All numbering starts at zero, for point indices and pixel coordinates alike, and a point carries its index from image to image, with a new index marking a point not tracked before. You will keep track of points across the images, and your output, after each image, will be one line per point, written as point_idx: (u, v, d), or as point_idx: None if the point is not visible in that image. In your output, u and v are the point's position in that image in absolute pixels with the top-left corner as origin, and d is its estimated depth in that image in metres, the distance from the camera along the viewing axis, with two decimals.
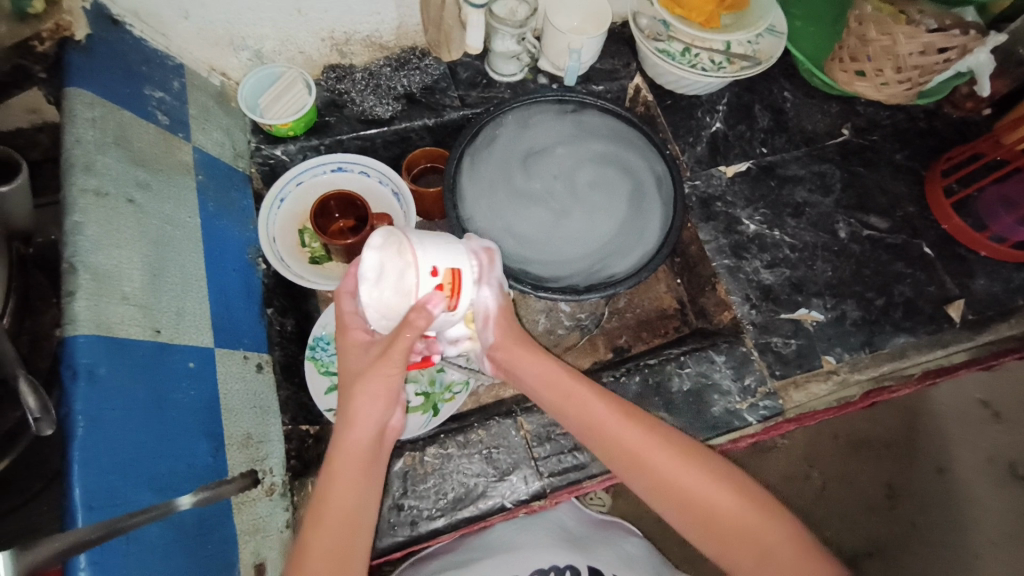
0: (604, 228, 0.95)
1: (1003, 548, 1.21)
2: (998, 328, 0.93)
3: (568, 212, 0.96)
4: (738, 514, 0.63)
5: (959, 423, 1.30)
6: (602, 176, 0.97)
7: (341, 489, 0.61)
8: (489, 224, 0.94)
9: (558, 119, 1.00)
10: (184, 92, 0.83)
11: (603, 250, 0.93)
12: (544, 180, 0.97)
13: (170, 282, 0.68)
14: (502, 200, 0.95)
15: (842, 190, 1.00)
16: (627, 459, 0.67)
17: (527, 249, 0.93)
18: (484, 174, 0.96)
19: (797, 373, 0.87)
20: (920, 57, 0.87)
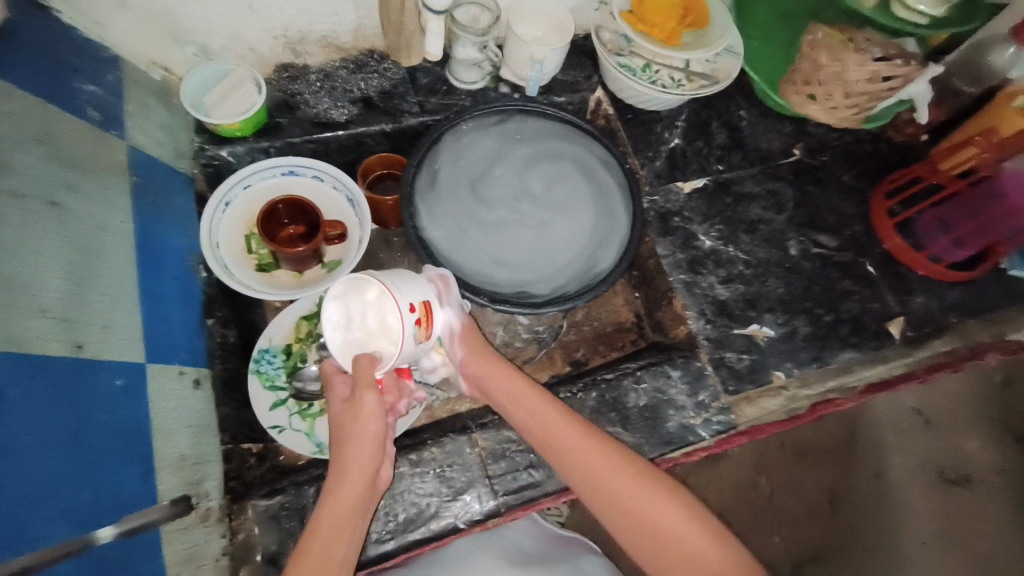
0: (578, 220, 0.95)
1: (933, 549, 1.29)
2: (933, 345, 0.97)
3: (545, 215, 0.95)
4: (685, 534, 0.64)
5: (896, 430, 1.37)
6: (556, 170, 0.97)
7: (326, 526, 0.60)
8: (476, 261, 0.91)
9: (490, 132, 0.98)
10: (120, 86, 0.78)
11: (588, 245, 0.93)
12: (504, 201, 0.95)
13: (97, 292, 0.62)
14: (471, 228, 0.93)
15: (793, 208, 1.03)
16: (583, 473, 0.68)
17: (525, 263, 0.93)
18: (442, 185, 0.94)
19: (749, 388, 0.89)
20: (867, 85, 0.92)
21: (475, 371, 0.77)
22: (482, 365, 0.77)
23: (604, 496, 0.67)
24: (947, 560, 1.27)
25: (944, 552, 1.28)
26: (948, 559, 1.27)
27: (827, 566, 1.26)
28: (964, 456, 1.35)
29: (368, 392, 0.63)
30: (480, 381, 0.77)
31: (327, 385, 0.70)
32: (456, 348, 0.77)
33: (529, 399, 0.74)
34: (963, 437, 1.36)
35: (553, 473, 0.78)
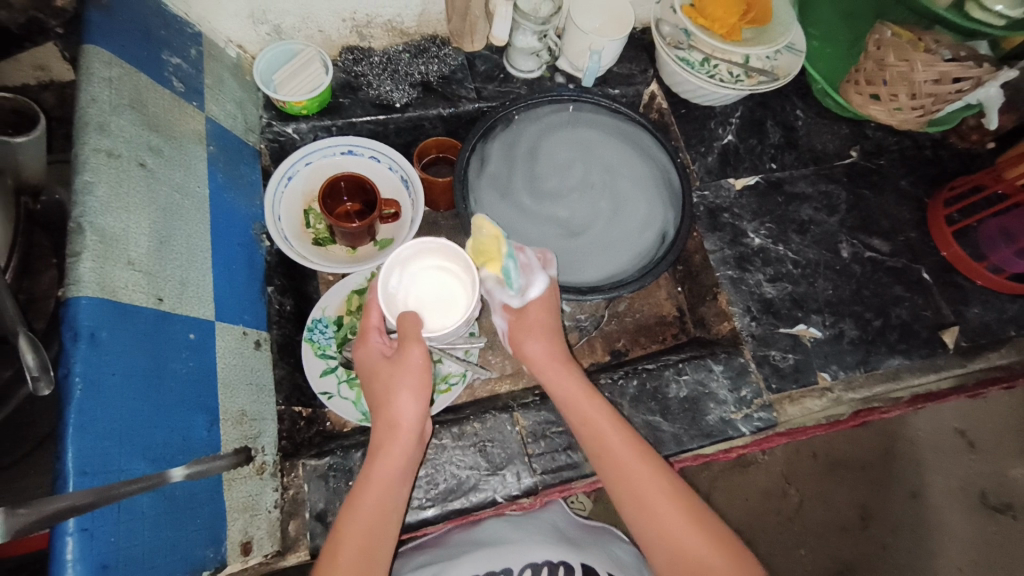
0: (625, 158, 0.98)
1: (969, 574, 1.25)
2: (989, 357, 0.94)
3: (604, 163, 0.98)
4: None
5: (937, 450, 1.33)
6: (554, 148, 0.98)
7: (378, 481, 0.63)
8: (628, 241, 0.93)
9: (499, 205, 0.94)
10: (200, 60, 0.82)
11: (636, 151, 0.98)
12: (570, 209, 0.96)
13: (176, 251, 0.67)
14: (602, 231, 0.94)
15: (847, 211, 1.01)
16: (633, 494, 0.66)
17: (636, 182, 0.97)
18: (549, 249, 0.93)
19: (792, 387, 0.88)
20: (934, 86, 0.88)
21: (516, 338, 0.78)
22: (536, 342, 0.77)
23: (647, 519, 0.65)
24: None
25: None
26: None
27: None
28: (1006, 483, 1.32)
29: (415, 345, 0.66)
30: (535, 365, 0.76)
31: (361, 343, 0.71)
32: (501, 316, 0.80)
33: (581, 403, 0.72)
34: (1005, 463, 1.33)
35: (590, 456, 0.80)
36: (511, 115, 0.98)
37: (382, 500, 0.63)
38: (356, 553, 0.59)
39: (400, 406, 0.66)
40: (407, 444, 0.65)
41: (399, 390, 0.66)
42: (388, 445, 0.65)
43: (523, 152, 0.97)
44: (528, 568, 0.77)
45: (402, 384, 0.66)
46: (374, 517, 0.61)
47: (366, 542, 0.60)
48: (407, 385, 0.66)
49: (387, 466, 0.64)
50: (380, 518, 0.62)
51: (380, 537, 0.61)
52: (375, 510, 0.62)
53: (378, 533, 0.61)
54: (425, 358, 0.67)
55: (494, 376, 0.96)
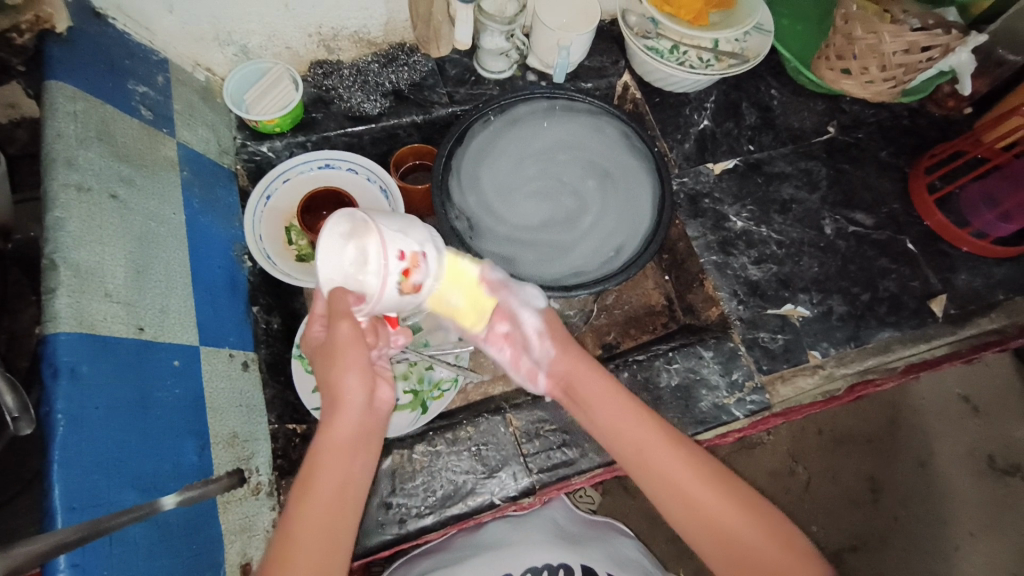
0: (537, 130, 1.00)
1: (981, 539, 1.25)
2: (979, 323, 0.94)
3: (533, 147, 0.99)
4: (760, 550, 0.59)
5: (942, 418, 1.33)
6: (499, 180, 0.97)
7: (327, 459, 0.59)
8: (620, 154, 0.98)
9: (576, 246, 0.93)
10: (168, 86, 0.83)
11: (527, 121, 1.00)
12: (575, 196, 0.97)
13: (154, 280, 0.67)
14: (602, 155, 0.98)
15: (828, 187, 1.02)
16: (656, 475, 0.65)
17: (567, 122, 1.00)
18: (614, 202, 0.96)
19: (784, 367, 0.88)
20: (903, 56, 0.88)
21: (564, 374, 0.74)
22: (570, 362, 0.74)
23: (690, 513, 0.62)
24: (996, 552, 1.24)
25: (994, 543, 1.25)
26: (997, 550, 1.24)
27: (870, 555, 1.23)
28: (1012, 445, 1.32)
29: (343, 322, 0.61)
30: (569, 386, 0.74)
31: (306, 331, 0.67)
32: (546, 345, 0.75)
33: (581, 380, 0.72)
34: (1010, 426, 1.33)
35: (585, 452, 0.80)
36: (485, 116, 0.98)
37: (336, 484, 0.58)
38: (311, 548, 0.54)
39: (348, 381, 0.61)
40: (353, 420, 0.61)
41: (340, 373, 0.61)
42: (336, 427, 0.60)
43: (515, 226, 0.94)
44: (527, 572, 0.78)
45: (343, 359, 0.61)
46: (328, 506, 0.57)
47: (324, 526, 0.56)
48: (347, 360, 0.61)
49: (335, 452, 0.59)
50: (337, 505, 0.57)
51: (340, 524, 0.56)
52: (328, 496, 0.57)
53: (335, 526, 0.56)
54: (355, 329, 0.61)
55: (487, 378, 0.96)
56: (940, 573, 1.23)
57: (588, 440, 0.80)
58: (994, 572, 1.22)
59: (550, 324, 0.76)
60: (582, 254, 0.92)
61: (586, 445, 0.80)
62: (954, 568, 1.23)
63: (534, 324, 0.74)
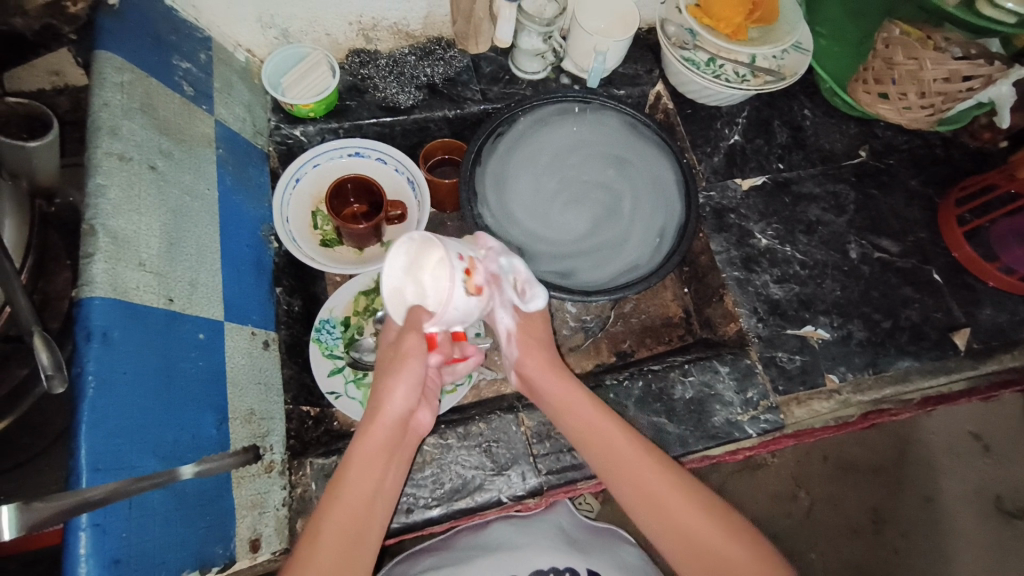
0: (538, 139, 1.00)
1: None
2: (1001, 359, 0.93)
3: (551, 150, 1.00)
4: (733, 561, 0.62)
5: (950, 453, 1.32)
6: (529, 194, 0.97)
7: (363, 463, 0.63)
8: (634, 145, 1.00)
9: (631, 239, 0.95)
10: (210, 65, 0.84)
11: (535, 126, 1.00)
12: (603, 194, 0.98)
13: (186, 252, 0.68)
14: (616, 143, 1.01)
15: (855, 211, 1.01)
16: (622, 477, 0.68)
17: (569, 120, 1.01)
18: (645, 185, 0.98)
19: (800, 389, 0.87)
20: (944, 84, 0.86)
21: (530, 371, 0.76)
22: (540, 364, 0.76)
23: (659, 517, 0.65)
24: None
25: None
26: None
27: None
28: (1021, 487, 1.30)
29: (411, 337, 0.62)
30: (531, 381, 0.76)
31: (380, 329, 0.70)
32: (514, 346, 0.76)
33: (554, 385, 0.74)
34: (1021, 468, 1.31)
35: None
36: (516, 117, 0.99)
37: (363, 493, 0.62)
38: (338, 542, 0.59)
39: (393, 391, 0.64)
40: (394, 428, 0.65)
41: (394, 381, 0.64)
42: (377, 432, 0.64)
43: (563, 238, 0.95)
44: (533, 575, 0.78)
45: (402, 370, 0.64)
46: (358, 507, 0.62)
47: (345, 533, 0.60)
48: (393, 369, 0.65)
49: (373, 462, 0.63)
50: (366, 506, 0.62)
51: (363, 535, 0.61)
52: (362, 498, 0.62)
53: (361, 526, 0.61)
54: (423, 342, 0.63)
55: (500, 377, 0.96)
56: None
57: None
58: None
59: (530, 325, 0.77)
60: (638, 243, 0.94)
61: None
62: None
63: (508, 325, 0.74)
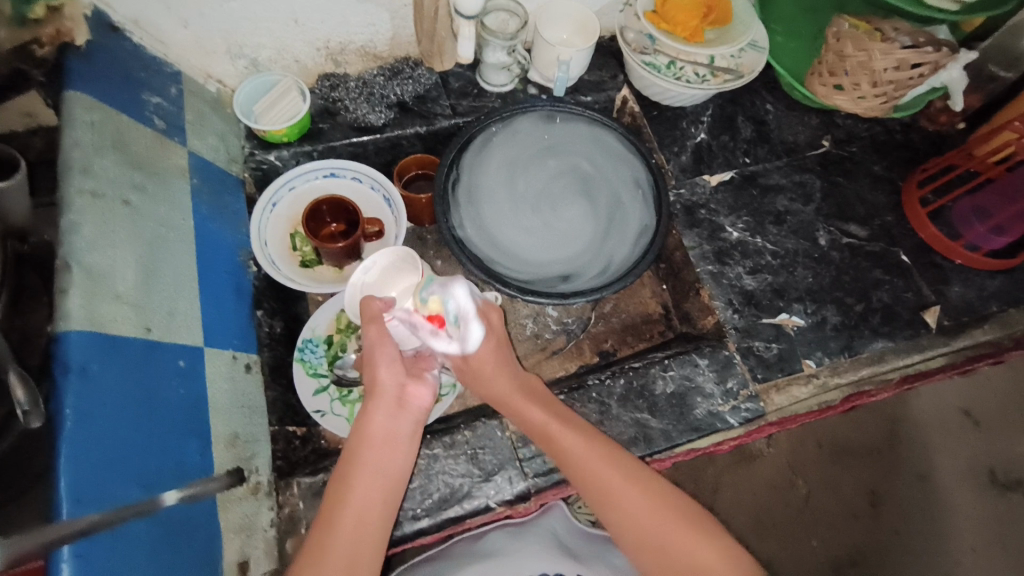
0: (484, 184, 1.00)
1: (982, 555, 1.25)
2: (973, 334, 0.96)
3: (503, 174, 1.01)
4: (690, 553, 0.66)
5: (941, 430, 1.34)
6: (511, 217, 0.99)
7: (368, 440, 0.69)
8: (574, 137, 1.04)
9: (632, 206, 1.00)
10: (181, 97, 0.86)
11: (470, 162, 1.01)
12: (571, 190, 1.02)
13: (162, 283, 0.69)
14: (555, 134, 1.04)
15: (822, 199, 1.04)
16: (582, 473, 0.71)
17: (493, 148, 1.02)
18: (607, 154, 1.03)
19: (778, 376, 0.89)
20: (895, 73, 0.90)
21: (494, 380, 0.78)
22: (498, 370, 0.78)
23: (615, 512, 0.69)
24: (996, 567, 1.24)
25: (994, 560, 1.25)
26: (998, 566, 1.24)
27: (870, 568, 1.23)
28: (1015, 461, 1.32)
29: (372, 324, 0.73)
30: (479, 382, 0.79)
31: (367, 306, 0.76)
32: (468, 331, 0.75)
33: (524, 405, 0.76)
34: (1013, 442, 1.34)
35: None
36: (483, 130, 1.02)
37: (372, 474, 0.68)
38: (346, 536, 0.63)
39: (381, 374, 0.72)
40: (381, 405, 0.71)
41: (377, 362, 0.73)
42: (371, 408, 0.71)
43: (573, 240, 0.99)
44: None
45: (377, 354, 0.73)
46: (371, 492, 0.66)
47: (354, 530, 0.64)
48: (382, 358, 0.72)
49: (370, 440, 0.69)
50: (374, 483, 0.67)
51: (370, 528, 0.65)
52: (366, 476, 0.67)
53: (365, 518, 0.65)
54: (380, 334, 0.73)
55: None
56: None
57: None
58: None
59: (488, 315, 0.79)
60: (638, 202, 1.00)
61: None
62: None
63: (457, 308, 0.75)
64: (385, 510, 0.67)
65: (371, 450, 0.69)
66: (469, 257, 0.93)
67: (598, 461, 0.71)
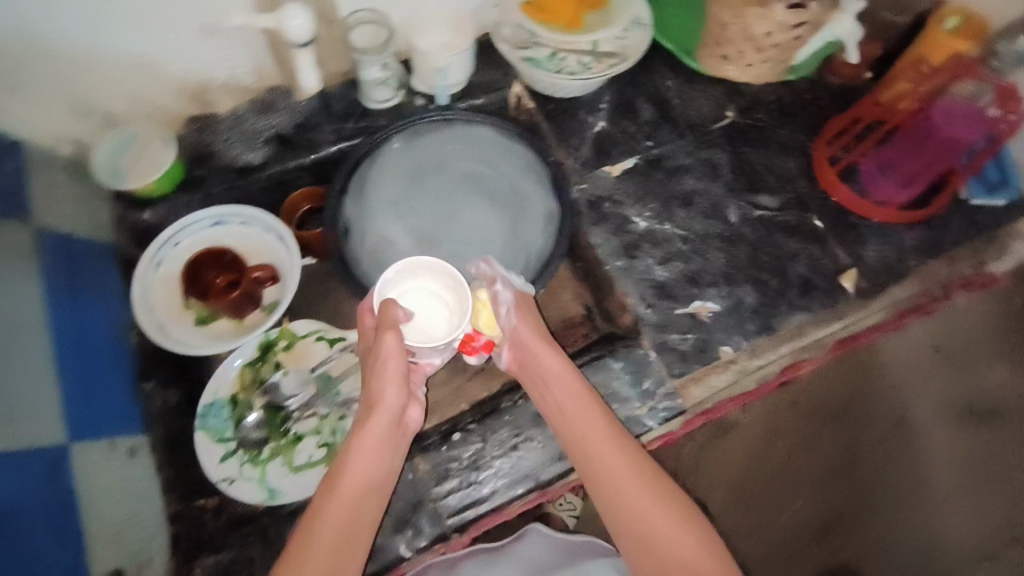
0: (379, 237, 0.97)
1: (968, 494, 1.15)
2: (893, 293, 0.93)
3: (400, 196, 0.99)
4: (673, 544, 0.65)
5: (915, 371, 1.20)
6: (417, 235, 0.98)
7: (365, 447, 0.69)
8: (462, 140, 1.00)
9: (535, 197, 0.97)
10: (26, 171, 0.81)
11: (362, 191, 0.97)
12: (472, 195, 1.00)
13: (9, 384, 0.66)
14: (444, 139, 1.00)
15: (730, 174, 1.01)
16: (587, 452, 0.71)
17: (382, 170, 0.98)
18: (498, 150, 0.99)
19: (696, 368, 0.87)
20: (775, 37, 0.87)
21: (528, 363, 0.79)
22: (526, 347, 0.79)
23: (614, 492, 0.69)
24: (985, 505, 1.14)
25: (982, 497, 1.15)
26: (987, 503, 1.14)
27: (857, 527, 1.14)
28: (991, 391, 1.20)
29: (390, 333, 0.72)
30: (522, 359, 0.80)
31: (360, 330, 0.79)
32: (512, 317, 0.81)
33: (545, 385, 0.76)
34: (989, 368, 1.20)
35: (496, 487, 0.80)
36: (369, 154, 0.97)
37: (358, 489, 0.67)
38: (330, 547, 0.63)
39: (385, 391, 0.72)
40: (385, 414, 0.71)
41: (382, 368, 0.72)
42: (375, 415, 0.71)
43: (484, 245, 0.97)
44: None
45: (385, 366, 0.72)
46: (354, 502, 0.67)
47: (340, 549, 0.63)
48: (389, 372, 0.72)
49: (369, 446, 0.70)
50: (363, 494, 0.68)
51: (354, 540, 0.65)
52: (357, 486, 0.67)
53: (351, 529, 0.65)
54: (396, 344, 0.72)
55: None
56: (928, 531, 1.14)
57: (497, 475, 0.80)
58: (982, 524, 1.13)
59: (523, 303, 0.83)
60: (538, 194, 0.97)
61: (496, 479, 0.80)
62: (938, 520, 1.14)
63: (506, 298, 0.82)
64: (371, 522, 0.67)
65: (370, 454, 0.69)
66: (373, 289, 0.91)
67: (608, 443, 0.71)
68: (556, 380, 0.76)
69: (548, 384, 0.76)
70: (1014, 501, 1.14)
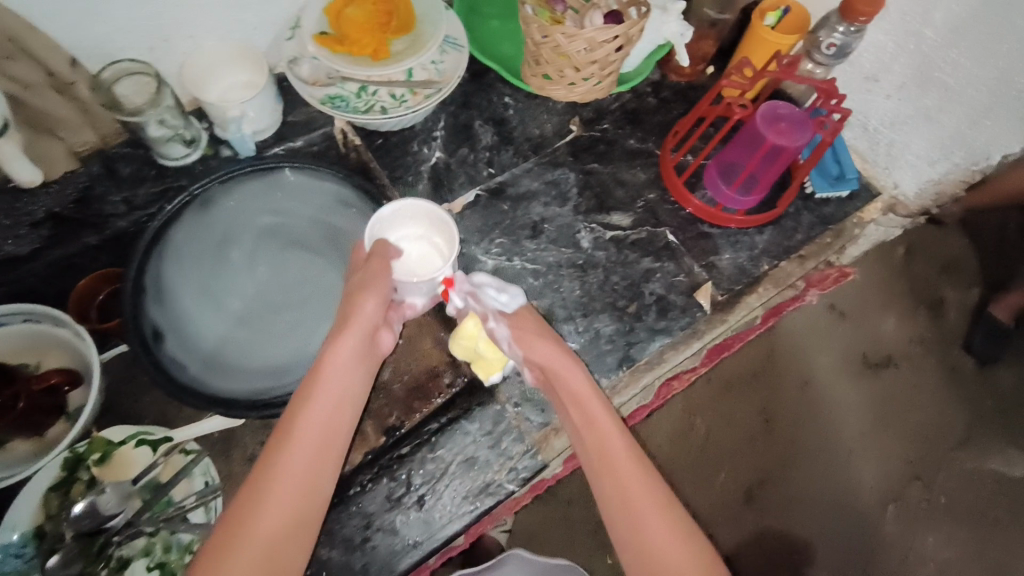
0: (200, 331, 0.82)
1: (872, 438, 1.13)
2: (749, 302, 0.91)
3: (211, 275, 0.85)
4: (652, 524, 0.60)
5: (811, 331, 1.18)
6: (238, 314, 0.85)
7: (332, 383, 0.66)
8: (273, 195, 0.88)
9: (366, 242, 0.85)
10: None
11: (163, 277, 0.81)
12: (296, 256, 0.88)
13: None
14: (255, 195, 0.87)
15: (578, 195, 0.95)
16: (585, 435, 0.67)
17: (182, 249, 0.83)
18: (315, 198, 0.88)
19: (557, 418, 0.82)
20: (590, 53, 0.80)
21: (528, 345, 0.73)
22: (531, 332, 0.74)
23: (604, 473, 0.64)
24: (888, 445, 1.13)
25: (885, 439, 1.13)
26: (889, 443, 1.13)
27: (778, 484, 1.11)
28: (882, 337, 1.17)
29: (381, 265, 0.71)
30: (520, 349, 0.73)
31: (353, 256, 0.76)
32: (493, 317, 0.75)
33: (558, 365, 0.71)
34: (878, 317, 1.18)
35: None
36: (161, 231, 0.82)
37: (323, 426, 0.64)
38: (293, 490, 0.60)
39: (366, 307, 0.69)
40: (360, 335, 0.69)
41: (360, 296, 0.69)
42: (346, 337, 0.68)
43: (319, 309, 0.85)
44: None
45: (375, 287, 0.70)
46: (313, 444, 0.63)
47: (303, 492, 0.61)
48: (360, 318, 0.69)
49: (327, 388, 0.66)
50: (328, 433, 0.64)
51: (317, 481, 0.62)
52: (319, 427, 0.64)
53: (313, 478, 0.62)
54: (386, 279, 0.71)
55: None
56: (839, 477, 1.12)
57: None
58: (887, 465, 1.12)
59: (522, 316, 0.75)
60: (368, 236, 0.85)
61: None
62: (850, 467, 1.12)
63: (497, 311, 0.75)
64: (335, 465, 0.64)
65: (336, 395, 0.66)
66: (184, 394, 0.75)
67: (608, 429, 0.66)
68: (563, 369, 0.70)
69: (564, 364, 0.71)
70: (910, 439, 1.13)
